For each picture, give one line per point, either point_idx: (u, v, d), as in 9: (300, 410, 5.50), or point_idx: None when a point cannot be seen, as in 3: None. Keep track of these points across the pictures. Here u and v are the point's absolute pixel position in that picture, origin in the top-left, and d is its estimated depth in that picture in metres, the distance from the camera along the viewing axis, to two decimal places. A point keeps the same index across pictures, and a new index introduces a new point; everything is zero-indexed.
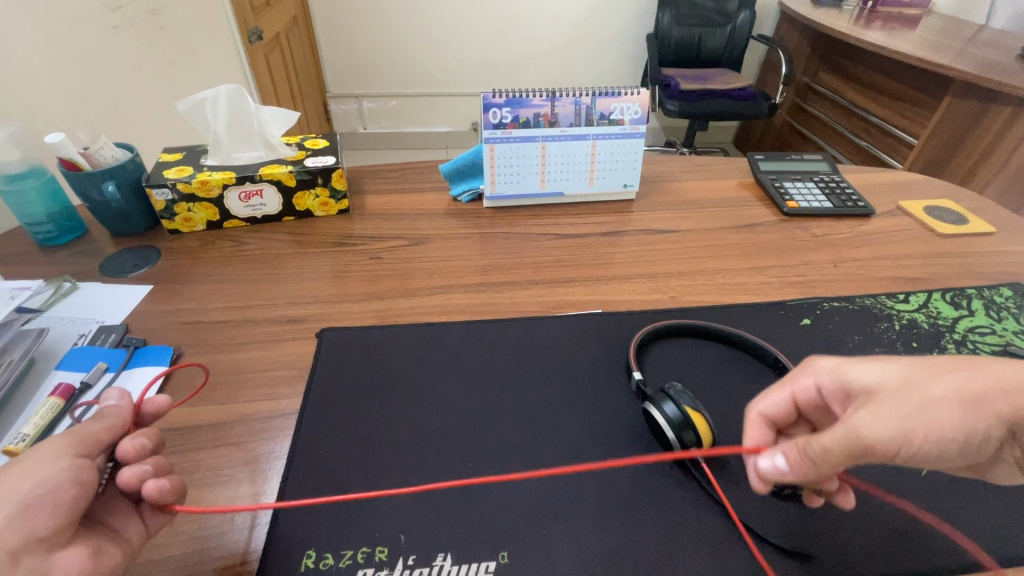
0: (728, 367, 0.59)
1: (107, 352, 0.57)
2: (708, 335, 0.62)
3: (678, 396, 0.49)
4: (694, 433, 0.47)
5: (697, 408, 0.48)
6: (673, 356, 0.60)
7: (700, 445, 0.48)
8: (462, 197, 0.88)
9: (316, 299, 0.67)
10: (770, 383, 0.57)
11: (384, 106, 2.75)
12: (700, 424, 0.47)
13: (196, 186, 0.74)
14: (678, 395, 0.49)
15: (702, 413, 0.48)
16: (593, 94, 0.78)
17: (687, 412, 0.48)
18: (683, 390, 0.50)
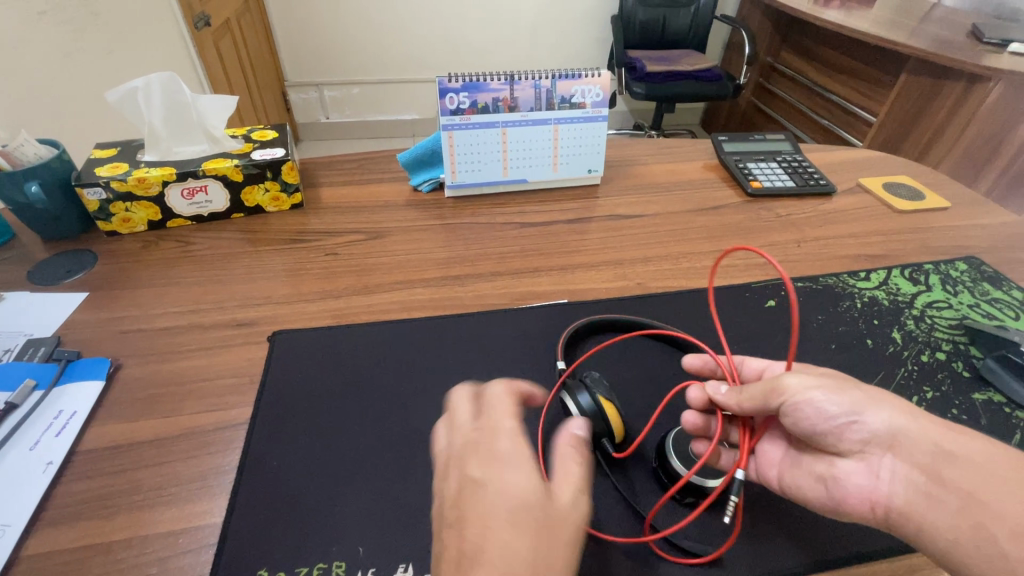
0: (660, 379, 0.55)
1: (36, 368, 0.53)
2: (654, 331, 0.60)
3: (592, 387, 0.48)
4: (602, 423, 0.46)
5: (610, 397, 0.47)
6: (606, 362, 0.57)
7: (609, 433, 0.47)
8: (422, 187, 0.85)
9: (268, 301, 0.63)
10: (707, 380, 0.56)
11: (346, 95, 2.67)
12: (608, 415, 0.46)
13: (133, 184, 0.69)
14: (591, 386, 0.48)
15: (614, 403, 0.47)
16: (553, 77, 0.76)
17: (599, 402, 0.46)
18: (600, 380, 0.49)
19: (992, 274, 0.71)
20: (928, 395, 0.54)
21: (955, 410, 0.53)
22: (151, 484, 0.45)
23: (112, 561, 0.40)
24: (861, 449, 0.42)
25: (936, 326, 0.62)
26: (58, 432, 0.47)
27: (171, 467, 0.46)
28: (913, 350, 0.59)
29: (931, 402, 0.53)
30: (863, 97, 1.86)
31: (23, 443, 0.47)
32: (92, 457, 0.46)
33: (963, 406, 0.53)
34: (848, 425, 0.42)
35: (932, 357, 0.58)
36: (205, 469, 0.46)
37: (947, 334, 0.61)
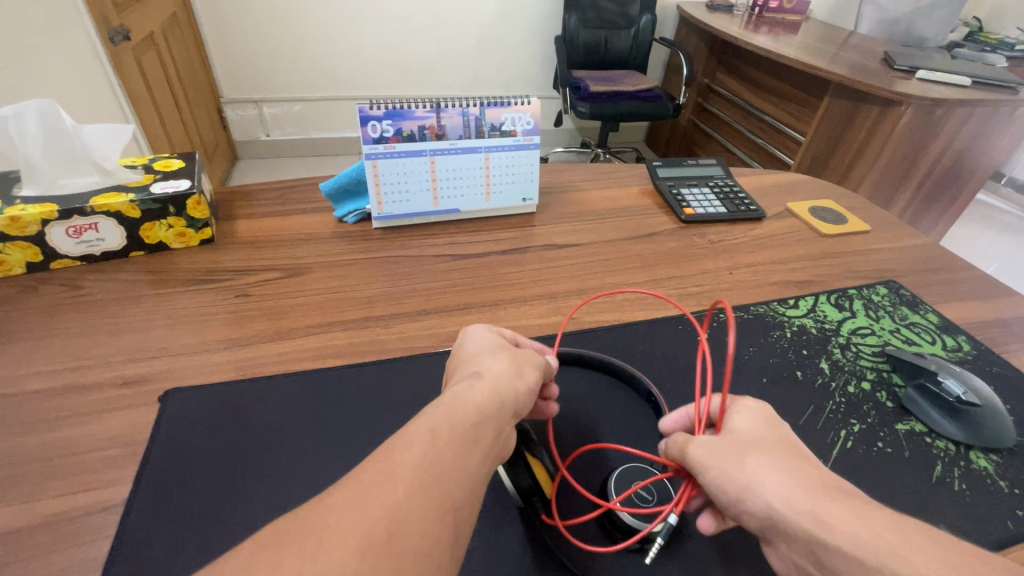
0: (592, 422, 0.53)
1: None
2: (591, 365, 0.59)
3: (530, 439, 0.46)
4: (533, 482, 0.44)
5: (542, 454, 0.45)
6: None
7: (540, 491, 0.44)
8: (348, 218, 0.80)
9: (163, 352, 0.57)
10: (644, 417, 0.54)
11: (285, 112, 2.57)
12: (542, 477, 0.44)
13: (5, 224, 0.61)
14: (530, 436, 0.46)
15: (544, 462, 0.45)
16: (482, 105, 0.75)
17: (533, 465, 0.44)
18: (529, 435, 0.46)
19: (910, 298, 0.73)
20: (855, 428, 0.54)
21: (881, 443, 0.53)
22: None
23: None
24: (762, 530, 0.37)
25: (861, 354, 0.63)
26: None
27: (22, 568, 0.39)
28: (840, 380, 0.59)
29: (858, 436, 0.53)
30: (792, 118, 1.95)
31: None
32: None
33: (888, 439, 0.53)
34: (740, 506, 0.37)
35: (858, 387, 0.59)
36: (64, 567, 0.39)
37: (871, 363, 0.62)
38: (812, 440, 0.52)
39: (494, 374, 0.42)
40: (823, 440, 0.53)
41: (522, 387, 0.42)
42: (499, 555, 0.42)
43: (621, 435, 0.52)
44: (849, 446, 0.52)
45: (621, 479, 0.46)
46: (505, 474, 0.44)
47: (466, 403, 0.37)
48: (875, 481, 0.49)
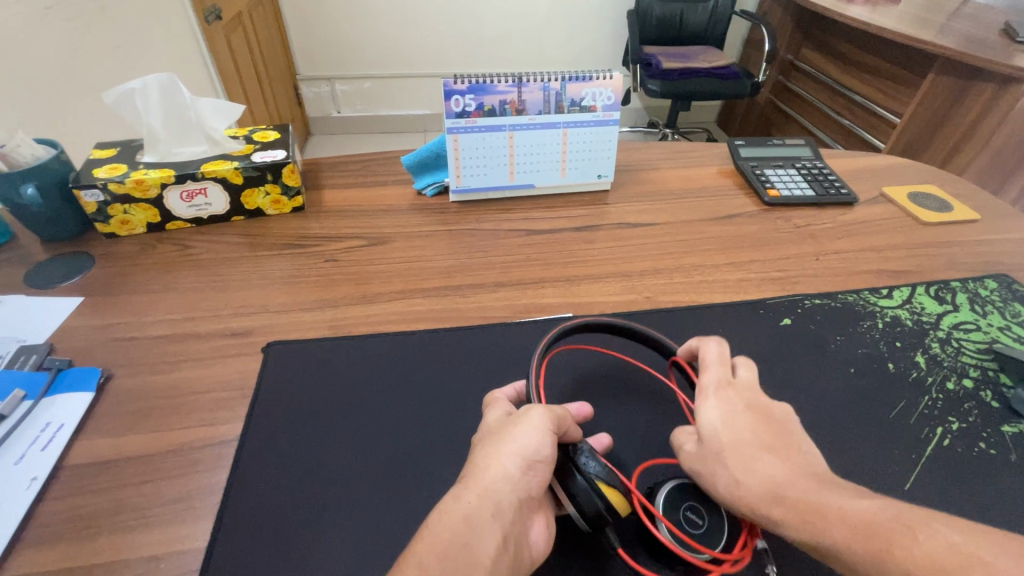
0: (666, 402, 0.53)
1: (26, 377, 0.52)
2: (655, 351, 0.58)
3: (587, 469, 0.40)
4: (603, 507, 0.39)
5: (610, 479, 0.40)
6: (611, 372, 0.56)
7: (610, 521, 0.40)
8: (426, 190, 0.83)
9: (264, 309, 0.62)
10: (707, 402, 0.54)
11: (356, 89, 2.65)
12: (611, 496, 0.39)
13: (131, 186, 0.67)
14: (585, 463, 0.40)
15: (616, 484, 0.40)
16: (563, 79, 0.74)
17: (597, 484, 0.39)
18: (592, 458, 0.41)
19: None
20: (954, 426, 0.51)
21: (983, 444, 0.50)
22: (135, 504, 0.43)
23: None
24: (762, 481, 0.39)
25: (964, 349, 0.59)
26: (44, 445, 0.46)
27: (156, 486, 0.44)
28: (938, 376, 0.56)
29: (957, 434, 0.50)
30: (886, 97, 1.80)
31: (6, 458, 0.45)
32: (76, 473, 0.45)
33: (992, 440, 0.50)
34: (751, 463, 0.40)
35: (958, 384, 0.55)
36: (190, 489, 0.44)
37: (975, 360, 0.58)
38: (900, 435, 0.50)
39: (474, 476, 0.38)
40: (914, 436, 0.50)
41: (516, 468, 0.38)
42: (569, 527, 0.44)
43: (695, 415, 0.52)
44: (946, 444, 0.49)
45: (669, 501, 0.42)
46: (571, 506, 0.40)
47: (451, 516, 0.36)
48: (974, 482, 0.46)
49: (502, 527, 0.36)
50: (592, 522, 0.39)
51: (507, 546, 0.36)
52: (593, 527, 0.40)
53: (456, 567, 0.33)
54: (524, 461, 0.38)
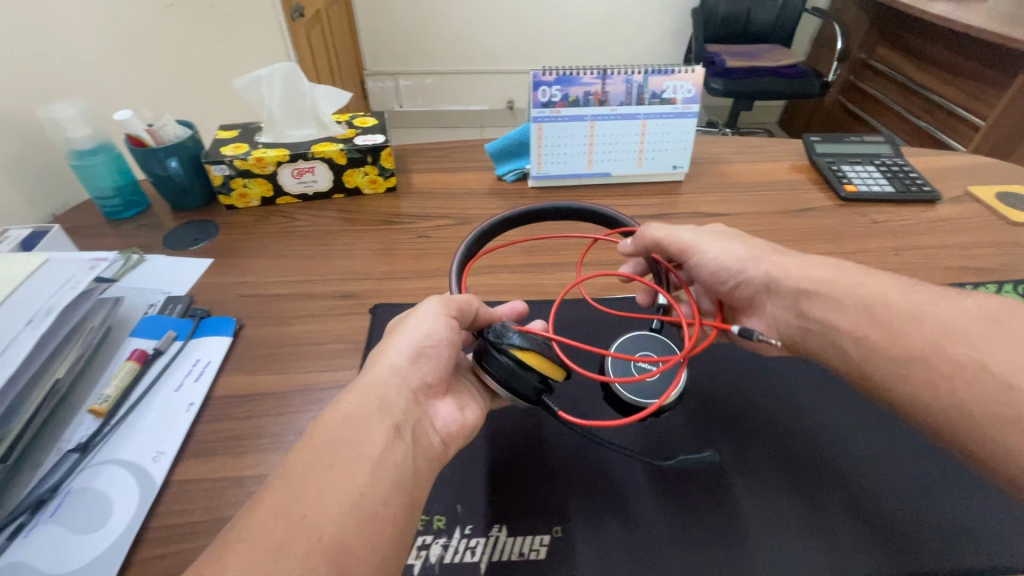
0: (732, 376, 0.57)
1: (176, 321, 0.60)
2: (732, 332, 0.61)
3: (500, 341, 0.45)
4: (533, 376, 0.45)
5: (527, 348, 0.45)
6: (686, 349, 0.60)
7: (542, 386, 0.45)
8: (506, 176, 0.88)
9: (367, 276, 0.68)
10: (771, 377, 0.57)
11: (419, 84, 2.75)
12: (530, 364, 0.45)
13: (252, 163, 0.76)
14: (501, 338, 0.46)
15: (535, 351, 0.45)
16: (646, 72, 0.78)
17: (517, 355, 0.45)
18: (501, 333, 0.46)
19: None
20: None
21: None
22: (273, 431, 0.50)
23: (244, 492, 0.45)
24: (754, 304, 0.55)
25: None
26: (196, 377, 0.54)
27: (289, 418, 0.51)
28: None
29: None
30: (969, 97, 1.72)
31: (168, 386, 0.53)
32: (223, 402, 0.52)
33: None
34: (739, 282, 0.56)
35: None
36: None
37: None
38: None
39: (366, 372, 0.44)
40: None
41: (404, 358, 0.45)
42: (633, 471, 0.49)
43: (795, 394, 0.56)
44: None
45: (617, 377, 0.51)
46: (500, 385, 0.46)
47: (367, 399, 0.42)
48: None
49: (392, 412, 0.42)
50: (524, 393, 0.46)
51: (400, 425, 0.42)
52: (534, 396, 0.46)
53: (355, 445, 0.39)
54: (412, 353, 0.45)
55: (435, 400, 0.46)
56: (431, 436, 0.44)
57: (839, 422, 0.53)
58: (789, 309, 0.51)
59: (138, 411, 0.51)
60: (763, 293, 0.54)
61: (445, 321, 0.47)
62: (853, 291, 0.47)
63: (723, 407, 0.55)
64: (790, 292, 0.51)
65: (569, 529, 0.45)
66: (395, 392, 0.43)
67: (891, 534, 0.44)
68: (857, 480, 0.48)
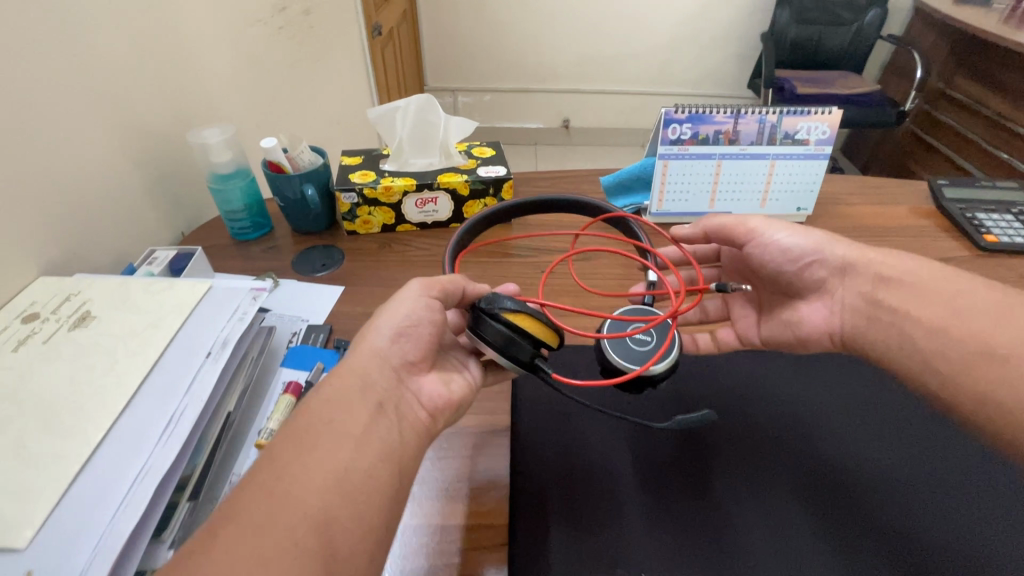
0: (808, 391, 0.55)
1: (322, 353, 0.60)
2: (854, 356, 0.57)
3: (493, 308, 0.46)
4: (525, 343, 0.46)
5: (519, 311, 0.46)
6: (818, 380, 0.56)
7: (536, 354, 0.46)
8: (621, 211, 0.86)
9: None
10: (822, 388, 0.55)
11: (478, 101, 2.78)
12: (523, 326, 0.46)
13: (380, 192, 0.76)
14: (492, 305, 0.46)
15: (525, 314, 0.46)
16: (780, 112, 0.75)
17: (509, 318, 0.45)
18: (498, 298, 0.46)
19: None
20: None
21: None
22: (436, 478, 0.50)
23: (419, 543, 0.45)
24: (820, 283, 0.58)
25: None
26: None
27: (449, 463, 0.51)
28: None
29: None
30: None
31: None
32: None
33: None
34: (805, 266, 0.58)
35: None
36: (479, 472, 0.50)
37: None
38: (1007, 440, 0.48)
39: (355, 347, 0.45)
40: None
41: (385, 340, 0.46)
42: (782, 507, 0.45)
43: (818, 407, 0.53)
44: None
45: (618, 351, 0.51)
46: (499, 354, 0.47)
47: (350, 374, 0.43)
48: None
49: (377, 388, 0.43)
50: (518, 359, 0.46)
51: (388, 401, 0.43)
52: (526, 362, 0.47)
53: (335, 415, 0.40)
54: (396, 332, 0.46)
55: (423, 374, 0.48)
56: (418, 409, 0.45)
57: (869, 430, 0.51)
58: (862, 293, 0.55)
59: None
60: (836, 274, 0.57)
61: (428, 304, 0.48)
62: (942, 285, 0.52)
63: (727, 423, 0.51)
64: (868, 276, 0.55)
65: (541, 534, 0.43)
66: (373, 371, 0.44)
67: (909, 556, 0.41)
68: (877, 489, 0.46)
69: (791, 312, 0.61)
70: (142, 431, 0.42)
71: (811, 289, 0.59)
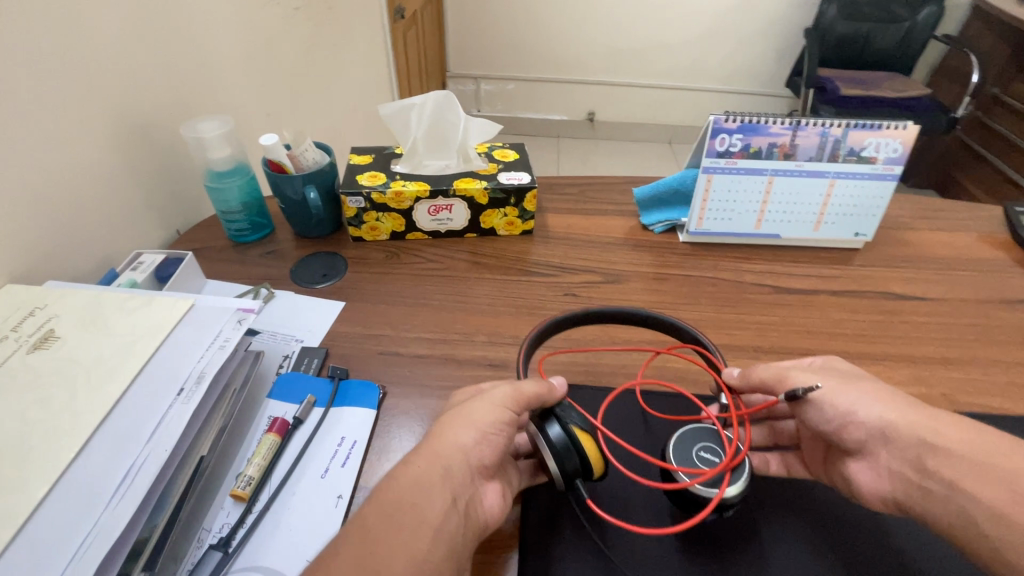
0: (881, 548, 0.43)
1: (315, 382, 0.54)
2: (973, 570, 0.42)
3: (566, 419, 0.42)
4: (579, 462, 0.40)
5: (588, 431, 0.42)
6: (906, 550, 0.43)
7: (586, 473, 0.41)
8: (655, 227, 0.78)
9: (515, 340, 0.60)
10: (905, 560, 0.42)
11: (501, 90, 2.68)
12: (587, 446, 0.40)
13: (390, 197, 0.69)
14: (566, 417, 0.42)
15: (593, 435, 0.42)
16: (847, 125, 0.66)
17: (575, 432, 0.41)
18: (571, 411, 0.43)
19: None
20: None
21: None
22: None
23: None
24: (861, 446, 0.44)
25: None
26: (343, 462, 0.47)
27: None
28: None
29: None
30: None
31: (312, 471, 0.46)
32: None
33: None
34: (847, 424, 0.44)
35: None
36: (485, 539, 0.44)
37: None
38: None
39: (434, 439, 0.39)
40: None
41: (470, 440, 0.39)
42: None
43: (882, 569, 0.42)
44: None
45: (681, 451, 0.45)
46: (549, 457, 0.40)
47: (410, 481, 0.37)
48: None
49: (451, 487, 0.37)
50: (565, 475, 0.41)
51: (457, 503, 0.37)
52: (567, 482, 0.41)
53: (402, 520, 0.35)
54: (479, 433, 0.40)
55: (487, 481, 0.41)
56: (479, 520, 0.39)
57: None
58: (911, 462, 0.41)
59: (281, 501, 0.44)
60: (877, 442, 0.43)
61: (512, 416, 0.41)
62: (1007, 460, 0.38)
63: (766, 504, 0.46)
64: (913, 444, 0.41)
65: (529, 550, 0.43)
66: (449, 472, 0.38)
67: None
68: None
69: (835, 471, 0.46)
70: (92, 487, 0.36)
71: (855, 450, 0.44)
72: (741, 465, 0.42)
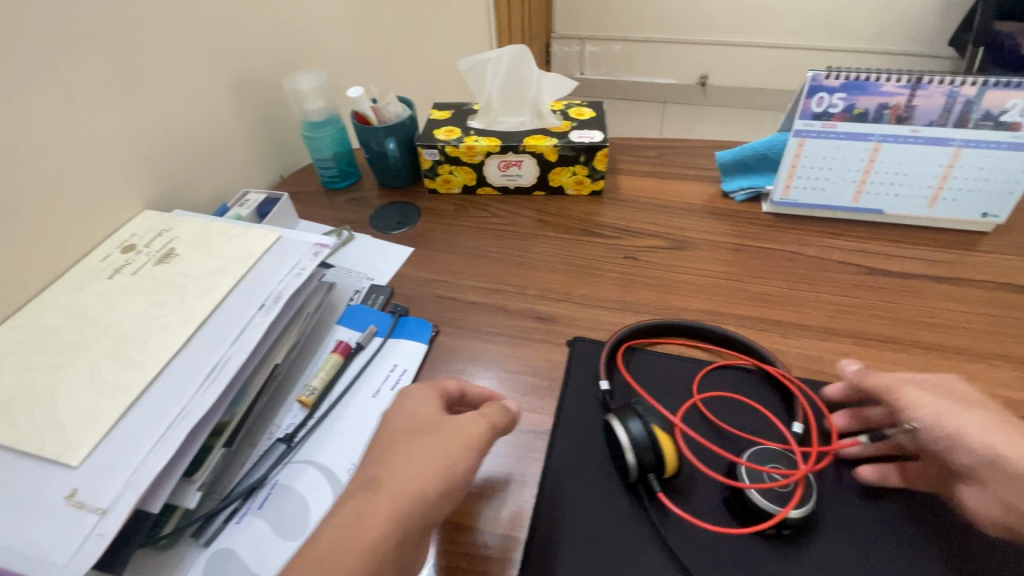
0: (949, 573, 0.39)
1: (378, 316, 0.59)
2: None
3: (646, 415, 0.42)
4: (653, 455, 0.40)
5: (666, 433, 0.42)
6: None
7: (658, 470, 0.41)
8: (735, 194, 0.73)
9: (566, 297, 0.61)
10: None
11: (606, 51, 2.56)
12: (666, 446, 0.40)
13: (463, 151, 0.72)
14: (645, 414, 0.43)
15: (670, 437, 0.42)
16: (984, 82, 0.56)
17: (655, 430, 0.41)
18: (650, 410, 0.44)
19: None
20: None
21: None
22: None
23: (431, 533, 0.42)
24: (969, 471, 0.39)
25: None
26: (392, 386, 0.52)
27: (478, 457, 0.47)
28: None
29: None
30: None
31: (365, 391, 0.52)
32: None
33: None
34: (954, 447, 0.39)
35: None
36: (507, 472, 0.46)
37: None
38: None
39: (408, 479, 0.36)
40: None
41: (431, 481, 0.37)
42: None
43: None
44: None
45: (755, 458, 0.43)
46: (627, 449, 0.41)
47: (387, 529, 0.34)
48: None
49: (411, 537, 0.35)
50: (640, 467, 0.41)
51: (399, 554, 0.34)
52: (638, 474, 0.41)
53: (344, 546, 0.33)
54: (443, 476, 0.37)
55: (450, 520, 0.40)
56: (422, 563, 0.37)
57: None
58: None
59: (337, 412, 0.50)
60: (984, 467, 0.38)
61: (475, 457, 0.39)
62: None
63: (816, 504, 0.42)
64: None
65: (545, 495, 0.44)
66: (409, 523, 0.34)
67: None
68: None
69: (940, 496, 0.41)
70: (188, 374, 0.44)
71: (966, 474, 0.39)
72: (809, 486, 0.41)
